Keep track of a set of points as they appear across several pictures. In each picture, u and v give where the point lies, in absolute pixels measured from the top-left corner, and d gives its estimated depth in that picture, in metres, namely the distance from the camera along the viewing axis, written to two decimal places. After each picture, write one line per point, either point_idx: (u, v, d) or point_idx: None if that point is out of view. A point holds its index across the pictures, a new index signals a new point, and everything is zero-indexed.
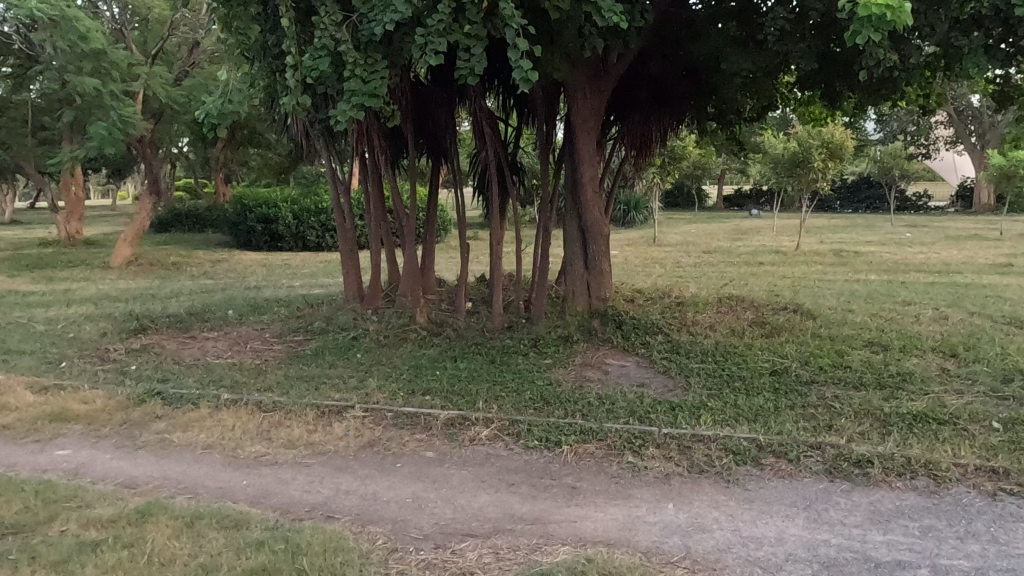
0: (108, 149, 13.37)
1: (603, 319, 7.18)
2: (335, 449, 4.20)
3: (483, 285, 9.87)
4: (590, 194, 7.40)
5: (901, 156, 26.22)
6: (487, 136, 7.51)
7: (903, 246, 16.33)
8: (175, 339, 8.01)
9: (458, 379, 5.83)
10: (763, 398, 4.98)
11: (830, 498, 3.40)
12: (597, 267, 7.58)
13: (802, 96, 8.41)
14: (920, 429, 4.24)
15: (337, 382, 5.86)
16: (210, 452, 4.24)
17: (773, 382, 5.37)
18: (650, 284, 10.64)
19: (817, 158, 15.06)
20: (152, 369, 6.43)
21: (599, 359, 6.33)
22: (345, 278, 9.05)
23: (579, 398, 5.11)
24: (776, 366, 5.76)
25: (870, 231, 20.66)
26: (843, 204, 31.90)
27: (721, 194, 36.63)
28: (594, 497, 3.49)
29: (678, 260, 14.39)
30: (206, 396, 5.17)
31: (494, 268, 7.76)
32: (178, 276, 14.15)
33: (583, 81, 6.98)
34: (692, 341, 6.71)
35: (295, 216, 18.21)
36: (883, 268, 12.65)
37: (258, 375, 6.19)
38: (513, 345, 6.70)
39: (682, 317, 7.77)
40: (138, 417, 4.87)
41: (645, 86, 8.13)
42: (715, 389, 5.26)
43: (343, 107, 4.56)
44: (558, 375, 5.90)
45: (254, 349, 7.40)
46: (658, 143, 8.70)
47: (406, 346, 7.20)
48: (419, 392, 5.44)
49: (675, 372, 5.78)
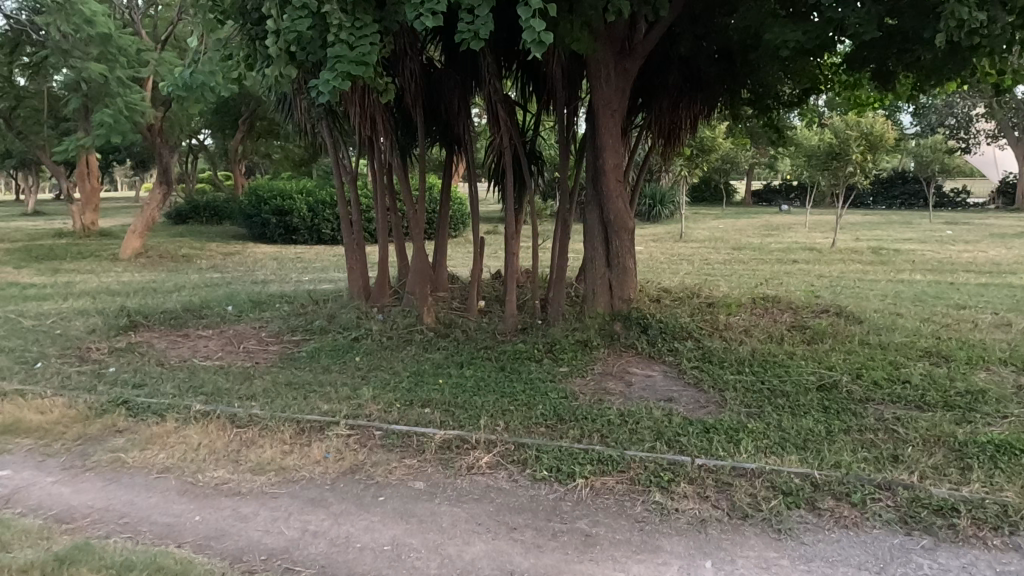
0: (115, 138, 12.92)
1: (626, 322, 6.49)
2: (311, 476, 3.58)
3: (498, 282, 9.23)
4: (613, 184, 6.66)
5: (941, 149, 25.13)
6: (502, 122, 6.82)
7: (945, 244, 15.43)
8: (165, 338, 7.47)
9: (462, 388, 5.21)
10: (812, 420, 4.28)
11: (911, 560, 2.72)
12: (620, 265, 6.83)
13: (850, 78, 7.65)
14: (1007, 465, 3.54)
15: (327, 391, 5.25)
16: (167, 476, 3.66)
17: (821, 400, 4.65)
18: (677, 283, 9.91)
19: (855, 151, 14.19)
20: (131, 373, 5.90)
21: (621, 368, 5.67)
22: (350, 274, 8.45)
23: (598, 416, 4.51)
24: (824, 380, 5.05)
25: (908, 228, 19.67)
26: (876, 200, 30.83)
27: (749, 189, 35.71)
28: (613, 549, 2.84)
29: (706, 256, 13.62)
30: (176, 407, 4.58)
31: (508, 265, 7.11)
32: (186, 269, 13.68)
33: (606, 58, 6.29)
34: (726, 349, 6.02)
35: (310, 209, 17.70)
36: (928, 267, 11.78)
37: (243, 381, 5.60)
38: (526, 350, 6.08)
39: (713, 320, 7.07)
40: (97, 431, 4.29)
41: (674, 68, 7.49)
42: (754, 407, 4.57)
43: (325, 77, 3.98)
44: (575, 386, 5.27)
45: (246, 351, 6.82)
46: (687, 132, 8.02)
47: (410, 348, 6.61)
48: (418, 405, 4.85)
49: (708, 386, 5.10)
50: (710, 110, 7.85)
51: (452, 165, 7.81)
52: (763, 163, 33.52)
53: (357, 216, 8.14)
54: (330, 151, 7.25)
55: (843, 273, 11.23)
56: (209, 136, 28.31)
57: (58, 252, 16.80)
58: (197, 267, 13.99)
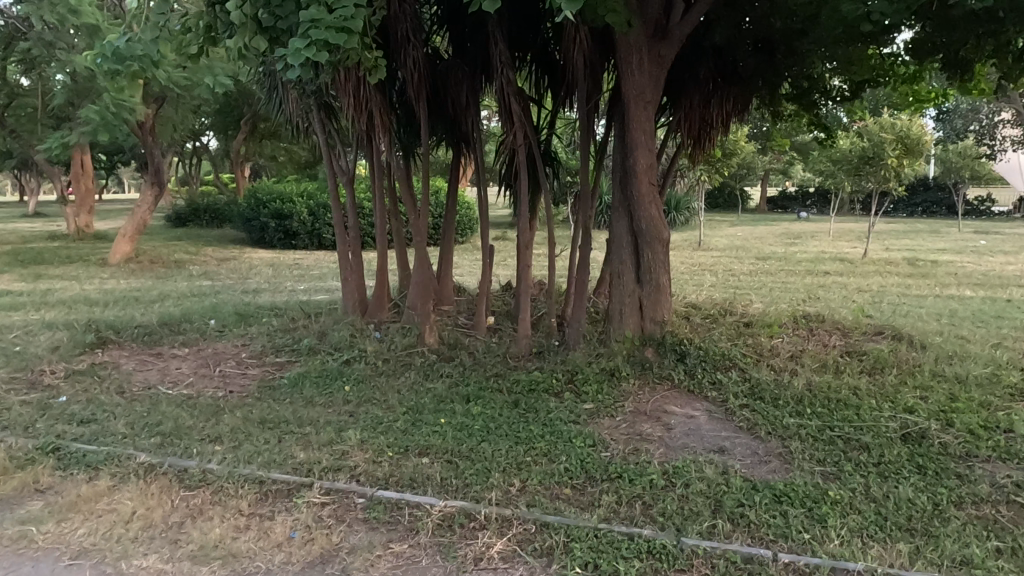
0: (100, 134, 12.11)
1: (661, 349, 5.61)
2: (268, 568, 2.73)
3: (508, 294, 8.34)
4: (644, 187, 5.75)
5: (972, 156, 24.06)
6: (516, 115, 5.95)
7: (983, 255, 14.50)
8: (134, 357, 6.62)
9: (468, 431, 4.34)
10: (910, 486, 3.38)
11: None
12: (652, 281, 5.88)
13: (911, 70, 6.80)
14: None
15: (307, 433, 4.37)
16: (82, 564, 2.81)
17: (912, 455, 3.78)
18: (706, 298, 9.02)
19: (890, 155, 13.24)
20: (83, 406, 5.04)
21: (657, 407, 4.78)
22: (345, 286, 7.57)
23: (637, 475, 3.63)
24: (907, 427, 4.16)
25: (939, 237, 18.67)
26: (897, 207, 29.92)
27: (764, 196, 34.79)
28: None
29: (730, 267, 12.72)
30: (116, 459, 3.72)
31: (523, 278, 6.24)
32: (177, 276, 12.85)
33: (638, 40, 5.42)
34: (777, 382, 5.12)
35: (311, 213, 16.85)
36: (976, 281, 10.83)
37: (210, 416, 4.75)
38: (543, 380, 5.21)
39: (757, 344, 6.18)
40: (11, 492, 3.42)
41: (707, 59, 6.59)
42: (830, 467, 3.69)
43: (298, 45, 3.40)
44: (602, 429, 4.40)
45: (222, 376, 5.95)
46: (721, 132, 7.10)
47: (409, 374, 5.74)
48: (415, 454, 3.99)
49: (766, 433, 4.23)
50: (747, 106, 6.93)
51: (458, 166, 6.93)
52: (778, 171, 32.67)
53: (352, 221, 7.26)
54: (321, 148, 6.42)
55: (883, 287, 10.33)
56: (211, 137, 27.58)
57: (47, 255, 16.03)
58: (187, 273, 13.16)
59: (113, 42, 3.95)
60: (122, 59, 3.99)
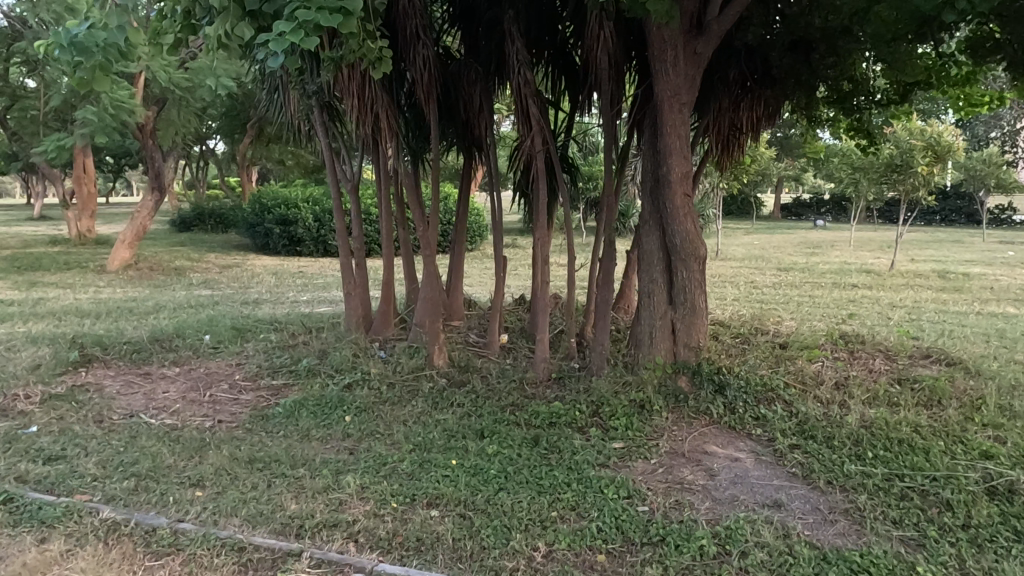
0: (97, 137, 11.67)
1: (696, 378, 5.06)
2: None
3: (522, 309, 7.78)
4: (679, 199, 5.20)
5: (997, 163, 23.38)
6: (535, 118, 5.41)
7: (1016, 268, 13.90)
8: (120, 378, 6.10)
9: (482, 477, 3.79)
10: (1016, 563, 2.87)
11: None
12: (687, 302, 5.33)
13: (963, 70, 6.24)
14: None
15: (300, 476, 3.84)
16: None
17: (1007, 517, 3.25)
18: (733, 313, 8.44)
19: (920, 162, 12.64)
20: (53, 439, 4.51)
21: (694, 447, 4.23)
22: (348, 302, 6.99)
23: (681, 537, 3.09)
24: (993, 478, 3.61)
25: (967, 248, 18.01)
26: (916, 215, 29.32)
27: (778, 203, 34.28)
28: None
29: (752, 279, 12.15)
30: (76, 515, 3.21)
31: (543, 295, 5.68)
32: (176, 284, 12.36)
33: (671, 36, 4.90)
34: (828, 418, 4.54)
35: (316, 219, 16.33)
36: (1017, 296, 10.22)
37: (193, 452, 4.23)
38: (566, 412, 4.66)
39: (800, 369, 5.61)
40: None
41: (738, 59, 6.04)
42: (911, 530, 3.17)
43: (282, 29, 2.92)
44: (636, 476, 3.85)
45: (213, 402, 5.43)
46: (752, 137, 6.55)
47: (416, 402, 5.20)
48: (421, 506, 3.45)
49: (827, 483, 3.68)
50: (779, 110, 6.37)
51: (470, 173, 6.40)
52: (792, 177, 32.05)
53: (356, 231, 6.72)
54: (321, 152, 5.89)
55: (919, 302, 9.74)
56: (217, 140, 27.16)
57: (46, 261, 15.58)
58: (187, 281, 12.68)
59: (76, 31, 3.47)
60: (85, 49, 3.50)
